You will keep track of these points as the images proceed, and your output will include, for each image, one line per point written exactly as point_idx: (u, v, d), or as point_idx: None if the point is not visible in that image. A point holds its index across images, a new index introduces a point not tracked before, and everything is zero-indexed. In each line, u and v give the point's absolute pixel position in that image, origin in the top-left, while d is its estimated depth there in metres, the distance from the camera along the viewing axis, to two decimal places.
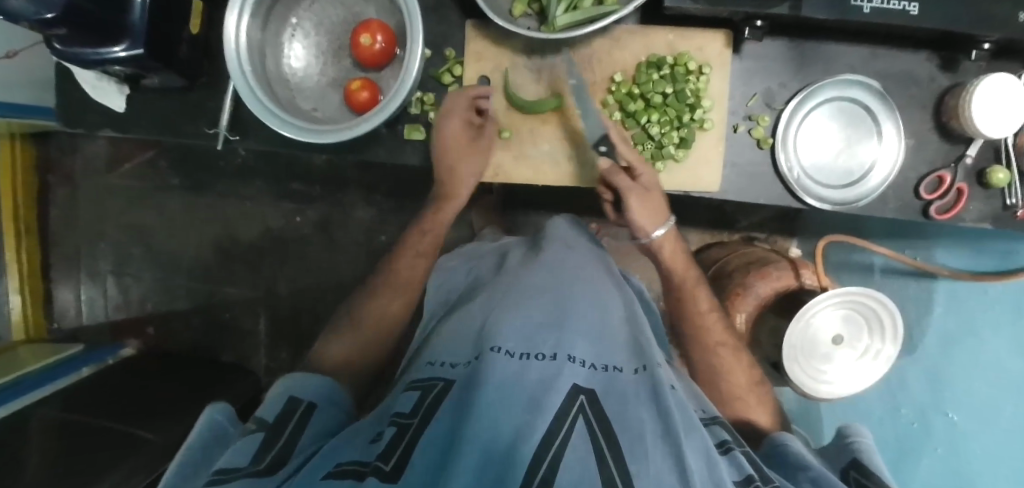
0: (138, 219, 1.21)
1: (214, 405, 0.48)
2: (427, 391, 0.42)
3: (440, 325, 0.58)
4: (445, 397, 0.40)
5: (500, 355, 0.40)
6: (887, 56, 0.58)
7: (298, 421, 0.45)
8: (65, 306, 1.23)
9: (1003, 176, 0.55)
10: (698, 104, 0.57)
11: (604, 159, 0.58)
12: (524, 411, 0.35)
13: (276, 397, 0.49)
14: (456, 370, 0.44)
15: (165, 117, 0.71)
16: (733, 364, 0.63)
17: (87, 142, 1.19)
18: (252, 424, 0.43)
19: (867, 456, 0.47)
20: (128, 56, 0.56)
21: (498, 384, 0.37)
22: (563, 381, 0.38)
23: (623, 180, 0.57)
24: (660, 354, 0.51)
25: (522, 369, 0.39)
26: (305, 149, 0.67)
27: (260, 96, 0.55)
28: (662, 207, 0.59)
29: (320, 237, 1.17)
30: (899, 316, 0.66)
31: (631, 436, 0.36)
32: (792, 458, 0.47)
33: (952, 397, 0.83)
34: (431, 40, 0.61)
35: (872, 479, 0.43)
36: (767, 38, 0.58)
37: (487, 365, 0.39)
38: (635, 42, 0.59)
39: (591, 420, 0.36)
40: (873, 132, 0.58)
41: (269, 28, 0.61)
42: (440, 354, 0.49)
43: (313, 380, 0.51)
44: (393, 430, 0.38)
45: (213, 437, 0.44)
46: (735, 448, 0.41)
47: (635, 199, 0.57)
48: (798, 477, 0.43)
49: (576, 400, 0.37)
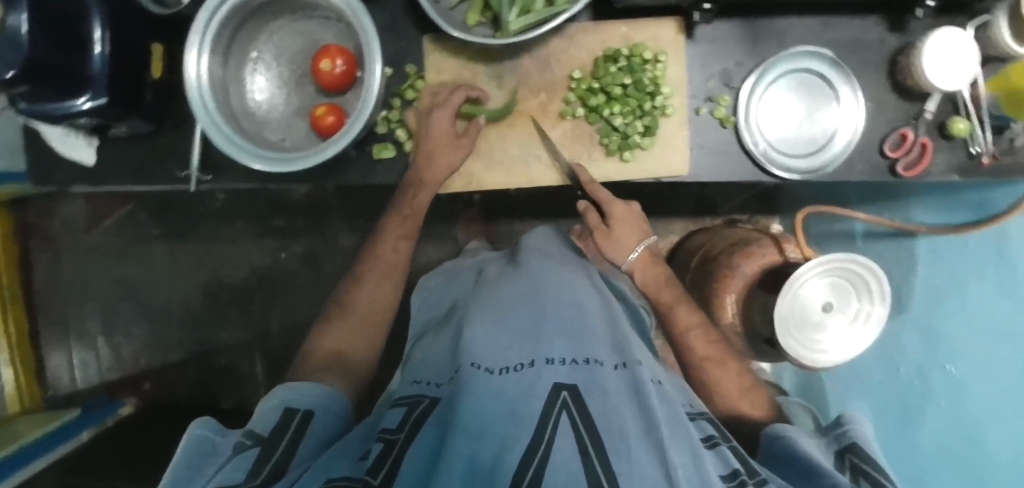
0: (123, 275, 1.20)
1: (199, 418, 0.46)
2: (413, 407, 0.43)
3: (423, 343, 0.58)
4: (429, 416, 0.41)
5: (480, 371, 0.41)
6: (838, 24, 0.59)
7: (294, 433, 0.45)
8: (58, 373, 1.21)
9: (964, 126, 0.56)
10: (657, 92, 0.58)
11: (579, 202, 0.63)
12: (505, 421, 0.35)
13: (271, 405, 0.48)
14: (440, 389, 0.45)
15: (138, 164, 0.70)
16: (720, 373, 0.59)
17: (64, 203, 1.18)
18: (245, 437, 0.42)
19: (863, 440, 0.46)
20: (92, 106, 0.56)
21: (478, 399, 0.37)
22: (543, 385, 0.38)
23: (592, 218, 0.63)
24: (642, 351, 0.51)
25: (501, 384, 0.39)
26: (279, 180, 0.67)
27: (227, 131, 0.56)
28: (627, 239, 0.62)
29: (307, 271, 1.16)
30: (885, 278, 0.65)
31: (612, 431, 0.35)
32: (793, 451, 0.45)
33: (948, 350, 0.73)
34: (392, 58, 0.62)
35: (866, 462, 0.44)
36: (718, 20, 0.59)
37: (467, 382, 0.39)
38: (590, 39, 0.60)
39: (574, 415, 0.36)
40: (831, 98, 0.59)
41: (230, 64, 0.61)
42: (423, 373, 0.50)
43: (310, 390, 0.50)
44: (379, 446, 0.38)
45: (204, 453, 0.43)
46: (721, 443, 0.41)
47: (598, 238, 0.63)
48: (792, 475, 0.44)
49: (559, 397, 0.37)
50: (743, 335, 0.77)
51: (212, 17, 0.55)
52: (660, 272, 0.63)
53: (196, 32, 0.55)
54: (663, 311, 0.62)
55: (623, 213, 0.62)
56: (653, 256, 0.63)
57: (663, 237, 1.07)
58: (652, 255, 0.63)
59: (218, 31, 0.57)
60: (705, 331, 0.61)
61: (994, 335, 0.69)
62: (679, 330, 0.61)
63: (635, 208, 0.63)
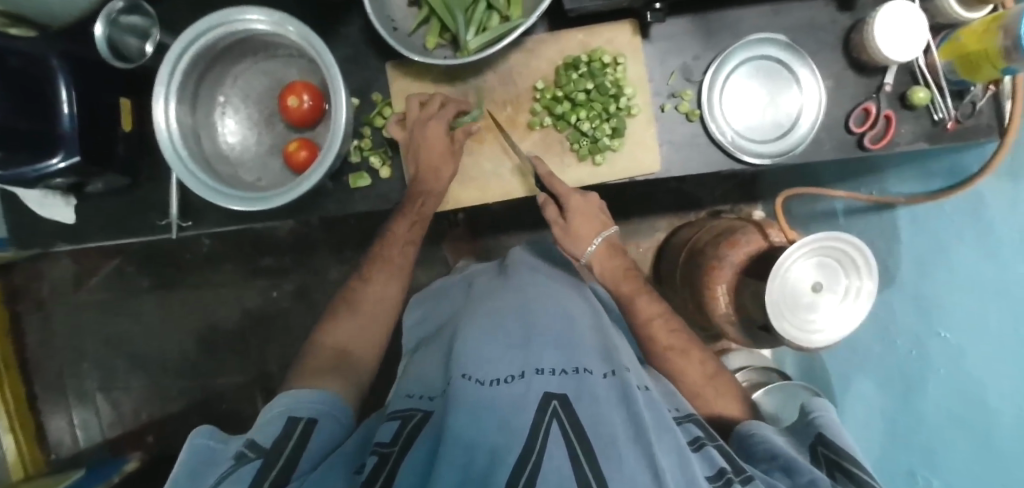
0: (115, 330, 1.19)
1: (196, 430, 0.44)
2: (406, 421, 0.43)
3: (410, 364, 0.57)
4: (422, 429, 0.41)
5: (470, 382, 0.41)
6: (789, 9, 0.60)
7: (298, 440, 0.44)
8: (58, 435, 1.19)
9: (924, 95, 0.58)
10: (621, 93, 0.59)
11: (540, 194, 0.61)
12: (497, 431, 0.35)
13: (275, 413, 0.47)
14: (433, 402, 0.45)
15: (117, 217, 0.70)
16: (682, 361, 0.58)
17: (50, 265, 1.17)
18: (247, 449, 0.41)
19: (831, 430, 0.47)
20: (66, 165, 0.56)
21: (469, 409, 0.37)
22: (534, 395, 0.39)
23: (551, 211, 0.62)
24: (631, 359, 0.51)
25: (492, 394, 0.39)
26: (260, 219, 0.67)
27: (200, 175, 0.56)
28: (590, 230, 0.62)
29: (300, 307, 1.16)
30: (870, 251, 0.61)
31: (603, 438, 0.35)
32: (764, 444, 0.45)
33: (941, 315, 0.65)
34: (358, 88, 0.63)
35: (843, 458, 0.43)
36: (671, 18, 0.60)
37: (457, 393, 0.39)
38: (549, 49, 0.61)
39: (565, 423, 0.36)
40: (791, 81, 0.60)
41: (198, 110, 0.61)
42: (414, 387, 0.50)
43: (316, 397, 0.49)
44: (374, 459, 0.38)
45: (202, 462, 0.41)
46: (707, 443, 0.41)
47: (557, 232, 0.63)
48: (770, 469, 0.43)
49: (550, 406, 0.38)
50: (738, 323, 0.77)
51: (176, 67, 0.56)
52: (618, 265, 0.64)
53: (161, 83, 0.55)
54: (624, 305, 0.62)
55: (582, 206, 0.61)
56: (612, 246, 0.64)
57: (650, 235, 1.08)
58: (611, 246, 0.64)
59: (183, 80, 0.57)
60: (665, 319, 0.60)
61: (981, 297, 0.59)
62: (643, 320, 0.60)
63: (595, 201, 0.63)
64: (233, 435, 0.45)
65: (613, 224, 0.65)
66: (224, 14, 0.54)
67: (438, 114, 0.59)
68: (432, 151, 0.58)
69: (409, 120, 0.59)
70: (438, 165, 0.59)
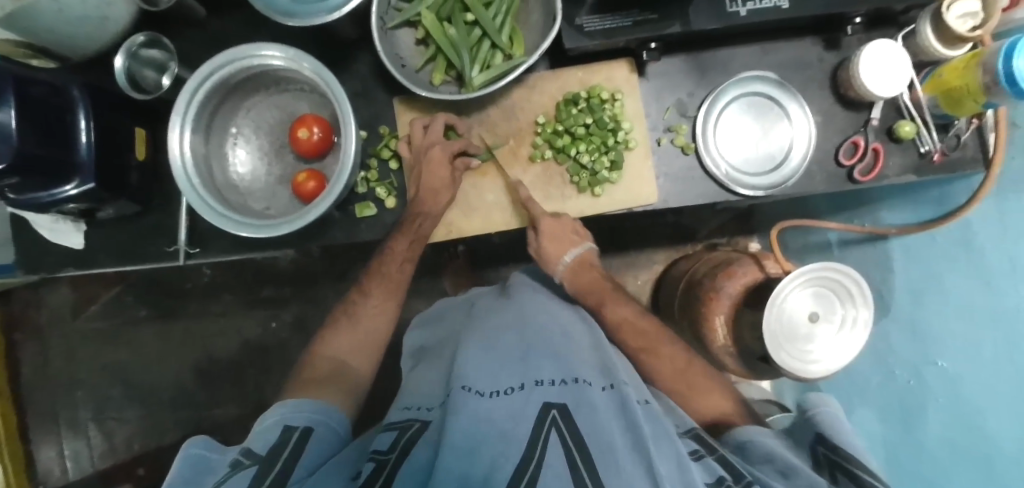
0: (111, 359, 1.18)
1: (189, 441, 0.44)
2: (404, 429, 0.43)
3: (408, 379, 0.58)
4: (421, 437, 0.42)
5: (469, 391, 0.41)
6: (776, 49, 0.64)
7: (293, 447, 0.44)
8: (49, 466, 1.18)
9: (909, 128, 0.61)
10: (618, 128, 0.61)
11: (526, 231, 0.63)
12: (496, 441, 0.36)
13: (269, 423, 0.47)
14: (431, 411, 0.46)
15: (125, 243, 0.71)
16: None
17: (51, 293, 1.18)
18: (243, 456, 0.41)
19: (829, 428, 0.48)
20: (79, 192, 0.59)
21: (470, 419, 0.38)
22: (533, 406, 0.40)
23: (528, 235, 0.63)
24: (629, 373, 0.51)
25: (491, 404, 0.40)
26: (266, 246, 0.68)
27: (210, 202, 0.57)
28: (564, 247, 0.63)
29: (299, 338, 1.16)
30: (865, 282, 0.62)
31: (601, 446, 0.35)
32: (758, 448, 0.45)
33: (938, 342, 0.65)
34: (366, 122, 0.66)
35: (849, 462, 0.43)
36: (666, 57, 0.64)
37: (457, 404, 0.40)
38: (550, 85, 0.64)
39: (563, 432, 0.37)
40: (782, 116, 0.63)
41: (211, 140, 0.64)
42: (413, 398, 0.50)
43: (303, 406, 0.49)
44: (371, 465, 0.39)
45: (194, 472, 0.41)
46: (707, 455, 0.41)
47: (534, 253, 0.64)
48: (767, 471, 0.42)
49: (549, 415, 0.39)
50: (736, 355, 0.78)
51: (192, 98, 0.58)
52: (589, 279, 0.64)
53: (177, 113, 0.57)
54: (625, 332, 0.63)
55: (554, 228, 0.61)
56: (583, 261, 0.65)
57: (646, 267, 1.09)
58: (584, 261, 0.65)
59: (199, 110, 0.60)
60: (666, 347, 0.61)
61: (975, 322, 0.59)
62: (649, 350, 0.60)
63: (566, 220, 0.62)
64: (228, 445, 0.44)
65: (588, 239, 0.64)
66: (242, 50, 0.57)
67: (443, 145, 0.61)
68: (437, 179, 0.60)
69: (414, 145, 0.62)
70: (441, 193, 0.61)
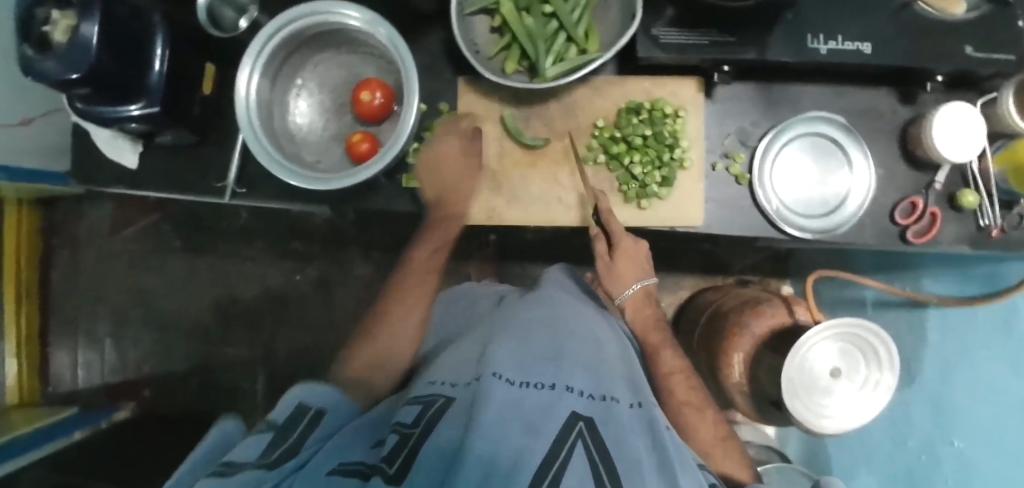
0: (137, 281, 1.24)
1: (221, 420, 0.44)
2: (429, 405, 0.44)
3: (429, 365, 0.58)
4: (444, 414, 0.42)
5: (499, 380, 0.40)
6: (851, 94, 0.63)
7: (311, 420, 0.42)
8: (61, 371, 1.24)
9: (972, 199, 0.58)
10: (677, 144, 0.61)
11: (598, 244, 0.64)
12: (522, 432, 0.36)
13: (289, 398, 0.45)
14: (456, 390, 0.46)
15: (178, 172, 0.74)
16: (698, 422, 0.57)
17: (94, 209, 1.24)
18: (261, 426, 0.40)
19: None
20: (142, 114, 0.61)
21: (499, 407, 0.37)
22: (562, 409, 0.40)
23: (601, 247, 0.63)
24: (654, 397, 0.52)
25: (518, 394, 0.40)
26: (309, 198, 0.70)
27: (266, 146, 0.59)
28: (632, 271, 0.63)
29: (319, 296, 1.19)
30: (893, 345, 0.61)
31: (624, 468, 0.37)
32: None
33: (959, 422, 0.65)
34: (427, 96, 0.67)
35: None
36: (736, 82, 0.63)
37: (485, 390, 0.39)
38: (613, 90, 0.64)
39: (588, 444, 0.37)
40: (844, 161, 0.62)
41: (276, 87, 0.65)
42: (441, 374, 0.51)
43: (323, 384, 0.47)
44: (395, 437, 0.39)
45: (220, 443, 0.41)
46: None
47: (601, 268, 0.64)
48: None
49: (576, 425, 0.39)
50: (748, 394, 0.77)
51: (268, 42, 0.60)
52: (649, 314, 0.65)
53: (250, 55, 0.59)
54: (647, 355, 0.63)
55: (629, 249, 0.62)
56: (647, 294, 0.65)
57: (672, 292, 1.09)
58: (646, 293, 0.65)
59: (271, 55, 0.61)
60: (687, 376, 0.60)
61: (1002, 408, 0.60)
62: (664, 371, 0.60)
63: (643, 246, 0.63)
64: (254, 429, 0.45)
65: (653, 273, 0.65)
66: (323, 5, 0.59)
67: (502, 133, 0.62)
68: None
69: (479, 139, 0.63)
70: None
